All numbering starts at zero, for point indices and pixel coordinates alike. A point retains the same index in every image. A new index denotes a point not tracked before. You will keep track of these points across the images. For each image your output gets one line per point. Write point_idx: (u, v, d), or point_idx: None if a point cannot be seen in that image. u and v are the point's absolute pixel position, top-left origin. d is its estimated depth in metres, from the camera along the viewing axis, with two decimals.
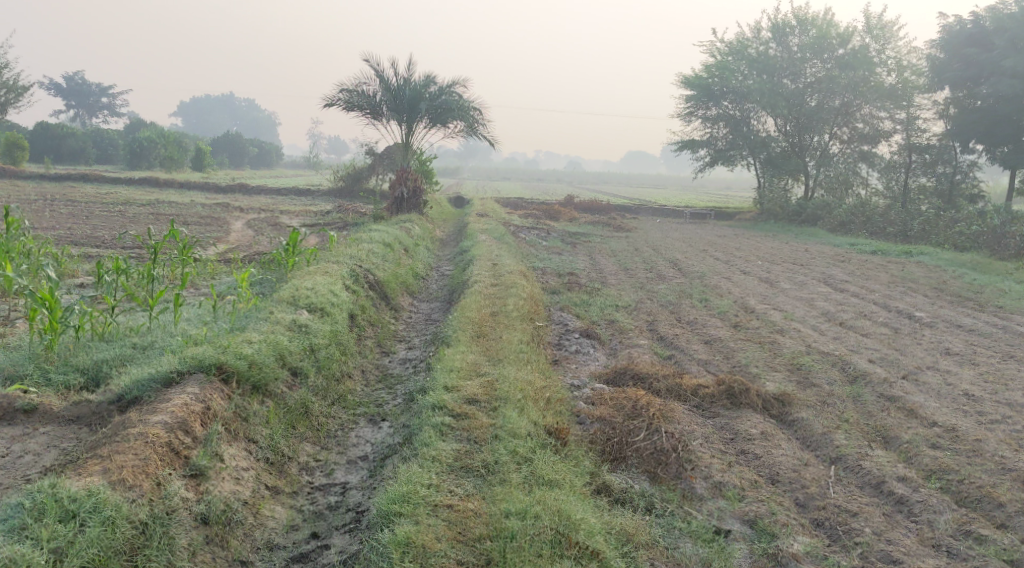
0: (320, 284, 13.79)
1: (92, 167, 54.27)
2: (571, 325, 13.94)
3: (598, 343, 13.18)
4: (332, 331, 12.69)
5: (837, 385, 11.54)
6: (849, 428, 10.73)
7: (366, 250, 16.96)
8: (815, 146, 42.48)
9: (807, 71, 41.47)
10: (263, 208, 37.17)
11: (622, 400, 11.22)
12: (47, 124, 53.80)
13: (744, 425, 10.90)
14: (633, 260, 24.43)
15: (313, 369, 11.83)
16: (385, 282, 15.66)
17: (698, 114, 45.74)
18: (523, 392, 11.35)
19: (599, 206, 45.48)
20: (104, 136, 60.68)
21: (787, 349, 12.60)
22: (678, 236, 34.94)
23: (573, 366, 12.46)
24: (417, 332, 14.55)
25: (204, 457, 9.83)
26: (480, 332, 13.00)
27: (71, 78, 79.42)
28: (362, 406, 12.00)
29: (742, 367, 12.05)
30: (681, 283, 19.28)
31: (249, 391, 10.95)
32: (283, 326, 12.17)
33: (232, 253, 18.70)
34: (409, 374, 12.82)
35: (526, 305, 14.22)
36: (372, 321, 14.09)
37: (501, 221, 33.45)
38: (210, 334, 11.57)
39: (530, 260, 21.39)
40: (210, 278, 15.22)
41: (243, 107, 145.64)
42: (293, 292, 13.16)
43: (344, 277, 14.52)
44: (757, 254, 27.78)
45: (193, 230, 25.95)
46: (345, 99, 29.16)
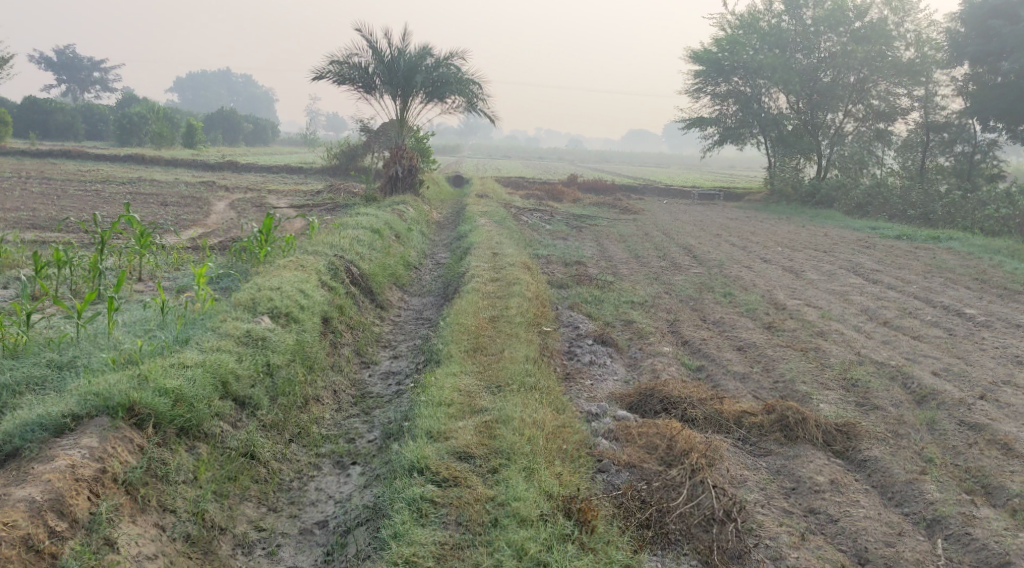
0: (289, 283, 12.13)
1: (78, 143, 52.28)
2: (582, 328, 12.24)
3: (614, 353, 11.51)
4: (296, 344, 11.10)
5: (912, 415, 9.96)
6: (937, 473, 9.19)
7: (352, 237, 15.27)
8: (829, 124, 40.59)
9: (821, 45, 39.51)
10: (252, 187, 35.37)
11: (655, 440, 9.65)
12: (36, 98, 51.78)
13: (807, 469, 9.35)
14: (643, 246, 22.71)
15: (266, 398, 10.28)
16: (372, 274, 14.00)
17: (707, 91, 43.76)
18: (532, 441, 9.60)
19: (603, 185, 43.66)
20: (94, 111, 58.68)
21: (836, 359, 11.01)
22: (687, 218, 33.19)
23: (584, 382, 10.85)
24: (402, 333, 12.96)
25: (81, 555, 8.23)
26: (478, 346, 11.32)
27: (61, 51, 77.20)
28: (328, 443, 10.41)
29: (788, 386, 10.48)
30: (700, 274, 17.59)
31: (174, 437, 9.33)
32: (231, 339, 10.53)
33: (204, 239, 16.95)
34: (390, 396, 11.21)
35: (529, 304, 12.55)
36: (351, 324, 12.46)
37: (502, 202, 31.67)
38: (143, 350, 9.97)
39: (533, 248, 19.68)
40: (174, 269, 13.63)
41: (240, 83, 143.26)
42: (253, 294, 11.51)
43: (321, 273, 12.87)
44: (775, 239, 26.06)
45: (172, 212, 24.22)
46: (335, 72, 27.29)
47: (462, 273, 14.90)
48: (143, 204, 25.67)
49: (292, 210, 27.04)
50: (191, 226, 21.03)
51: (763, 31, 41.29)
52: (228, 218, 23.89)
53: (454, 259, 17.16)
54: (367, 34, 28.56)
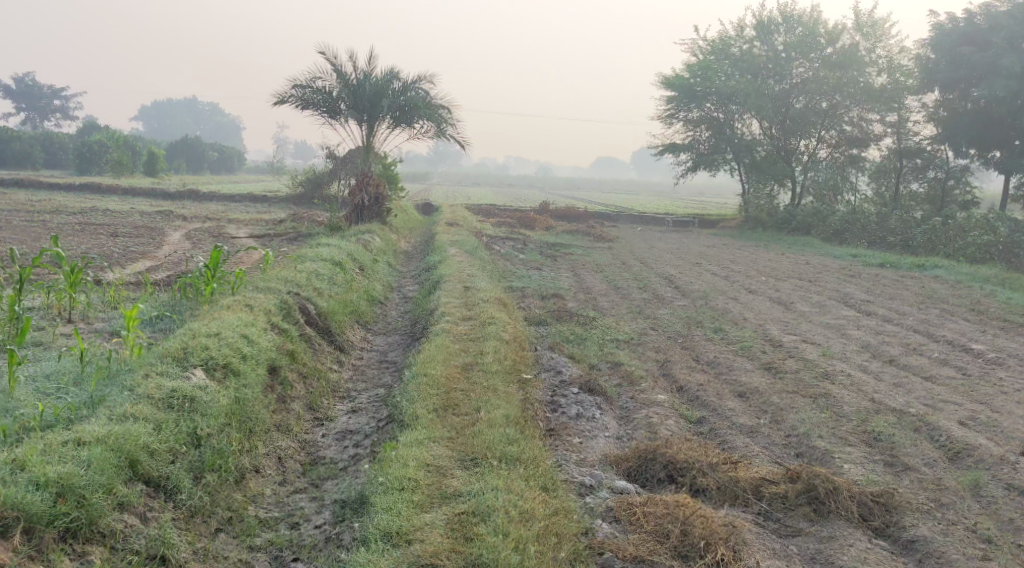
0: (231, 327, 10.94)
1: (34, 172, 50.60)
2: (566, 373, 11.10)
3: (604, 404, 10.40)
4: (231, 404, 9.90)
5: (956, 481, 8.92)
6: (1000, 557, 8.14)
7: (310, 271, 14.06)
8: (802, 150, 39.91)
9: (793, 72, 38.89)
10: (211, 216, 34.03)
11: (667, 525, 8.50)
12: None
13: (848, 554, 8.23)
14: (621, 277, 21.61)
15: (187, 478, 9.07)
16: (332, 311, 12.81)
17: (680, 116, 43.02)
18: (520, 548, 8.24)
19: (575, 213, 42.64)
20: (54, 140, 57.08)
21: (852, 409, 9.99)
22: (663, 247, 32.20)
23: (569, 443, 9.73)
24: (365, 382, 11.82)
25: None
26: (449, 404, 10.10)
27: (22, 80, 75.60)
28: (265, 530, 9.16)
29: (803, 443, 9.45)
30: (685, 308, 16.52)
31: (52, 544, 8.08)
32: (149, 403, 9.34)
33: (147, 275, 15.61)
34: (345, 463, 10.05)
35: (506, 349, 11.38)
36: (305, 373, 11.33)
37: (472, 231, 30.50)
38: (45, 417, 8.93)
39: (506, 280, 18.51)
40: (109, 308, 12.41)
41: (207, 111, 141.58)
42: (185, 341, 10.33)
43: (273, 315, 11.72)
44: (757, 268, 25.09)
45: (123, 244, 22.87)
46: (298, 96, 26.09)
47: (431, 309, 13.73)
48: (92, 236, 24.28)
49: (251, 241, 25.76)
50: (141, 258, 19.71)
51: (734, 57, 40.64)
52: (183, 250, 22.57)
53: (423, 293, 15.94)
54: (331, 58, 27.44)
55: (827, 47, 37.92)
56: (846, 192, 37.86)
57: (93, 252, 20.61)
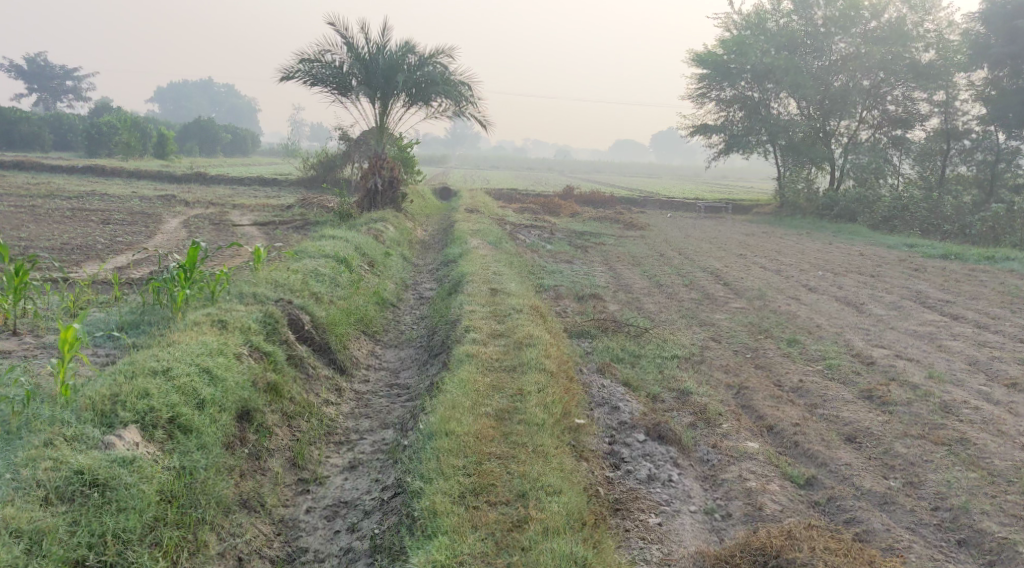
0: (188, 356, 9.35)
1: (38, 154, 48.50)
2: (628, 411, 9.74)
3: (680, 455, 9.14)
4: (163, 485, 8.28)
5: None
6: None
7: (306, 269, 12.14)
8: (841, 131, 37.30)
9: (832, 48, 36.07)
10: (215, 200, 31.98)
11: None
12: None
13: None
14: (660, 271, 19.44)
15: None
16: (333, 323, 11.08)
17: (711, 96, 40.33)
18: None
19: (601, 197, 40.38)
20: (63, 120, 55.06)
21: (1006, 464, 8.73)
22: (699, 235, 29.95)
23: (642, 523, 8.40)
24: (373, 419, 10.12)
25: None
26: (484, 484, 8.49)
27: (32, 60, 73.61)
28: None
29: (961, 519, 8.20)
30: (743, 312, 14.37)
31: None
32: (40, 494, 7.82)
33: (115, 274, 13.65)
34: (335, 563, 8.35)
35: (551, 387, 9.81)
36: (290, 412, 9.77)
37: (494, 217, 28.39)
38: None
39: (535, 277, 16.45)
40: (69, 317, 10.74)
41: (221, 92, 139.29)
42: (114, 384, 8.80)
43: (253, 334, 10.10)
44: (807, 259, 23.00)
45: (115, 233, 20.98)
46: (305, 71, 23.92)
47: (453, 313, 11.90)
48: (83, 224, 22.39)
49: (255, 229, 23.80)
50: (128, 249, 17.78)
51: (770, 32, 37.83)
52: (181, 240, 20.68)
53: (442, 294, 13.94)
54: (342, 29, 25.23)
55: (871, 20, 35.05)
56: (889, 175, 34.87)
57: (76, 243, 18.70)
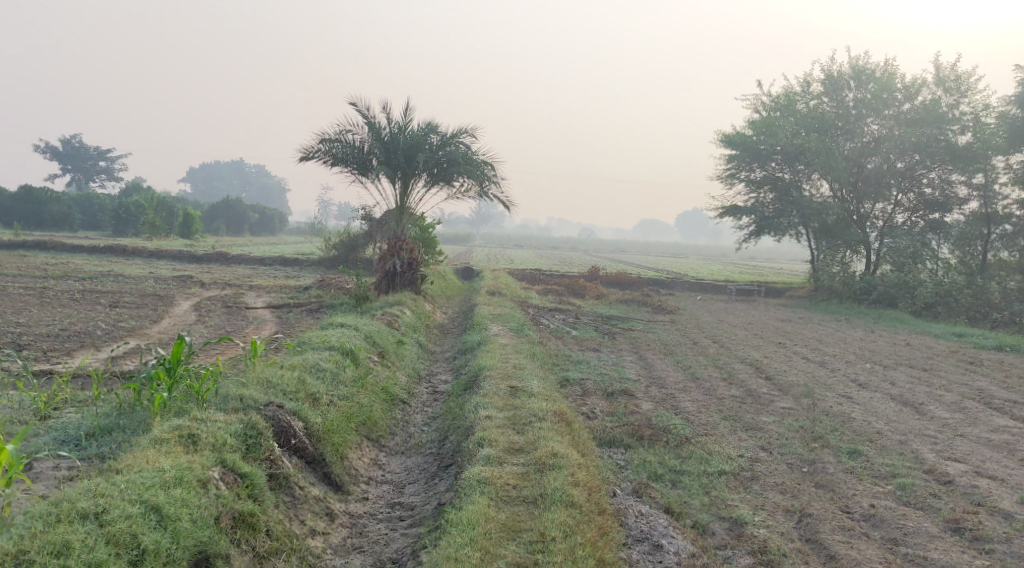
0: (138, 492, 8.78)
1: (66, 232, 48.24)
2: (675, 555, 8.96)
3: None
4: None
5: None
6: None
7: (305, 364, 11.48)
8: (876, 214, 35.81)
9: (864, 130, 35.27)
10: (232, 281, 31.10)
11: None
12: (31, 187, 47.68)
13: None
14: (694, 362, 18.04)
15: None
16: (328, 429, 10.55)
17: (740, 176, 38.68)
18: None
19: (628, 279, 39.17)
20: (94, 200, 55.05)
21: None
22: (733, 321, 28.61)
23: None
24: (366, 554, 9.47)
25: None
26: None
27: (68, 142, 74.48)
28: None
29: None
30: (792, 415, 12.90)
31: None
32: None
33: (98, 368, 12.58)
34: None
35: (580, 529, 9.02)
36: (262, 550, 9.12)
37: (516, 301, 27.28)
38: None
39: (559, 369, 15.14)
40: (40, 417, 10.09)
41: (252, 173, 140.65)
42: (16, 540, 8.22)
43: (227, 453, 9.50)
44: (852, 350, 21.60)
45: (121, 316, 19.98)
46: (325, 150, 23.16)
47: (468, 413, 11.22)
48: (89, 307, 21.42)
49: (266, 311, 22.69)
50: (128, 335, 16.71)
51: (800, 114, 36.68)
52: (189, 323, 19.65)
53: (455, 390, 12.74)
54: (364, 109, 24.54)
55: (904, 103, 34.32)
56: (930, 259, 32.79)
57: (75, 327, 17.73)
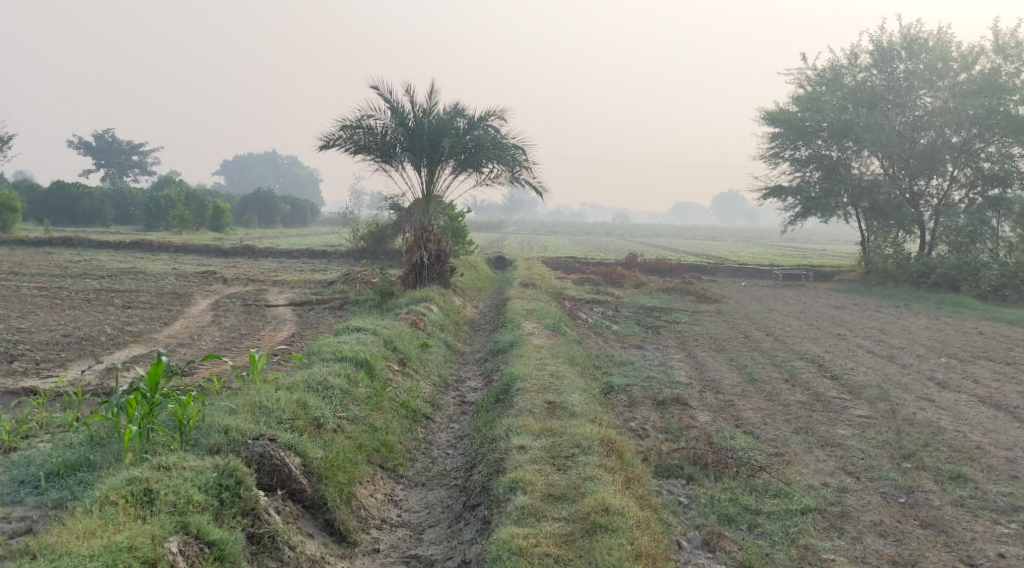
0: None
1: (98, 228, 47.28)
2: None
3: None
4: None
5: None
6: None
7: (311, 381, 10.98)
8: (931, 191, 33.14)
9: (917, 103, 33.00)
10: (256, 277, 29.87)
11: None
12: (62, 182, 46.54)
13: None
14: (750, 360, 16.37)
15: None
16: (332, 467, 9.81)
17: (785, 156, 36.64)
18: None
19: (668, 265, 37.43)
20: (126, 195, 54.18)
21: None
22: (784, 309, 26.90)
23: None
24: None
25: None
26: None
27: (102, 137, 74.12)
28: None
29: None
30: (873, 426, 11.26)
31: None
32: None
33: (74, 387, 11.39)
34: None
35: None
36: None
37: (551, 292, 25.79)
38: None
39: (600, 373, 13.70)
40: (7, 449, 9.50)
41: (285, 165, 140.00)
42: None
43: (191, 516, 8.67)
44: (921, 341, 19.91)
45: (133, 316, 18.61)
46: (346, 138, 21.69)
47: (498, 438, 10.57)
48: (103, 307, 20.11)
49: (288, 309, 21.28)
50: (134, 340, 15.35)
51: (846, 88, 34.47)
52: (206, 322, 18.28)
53: (485, 403, 11.81)
54: (385, 92, 23.04)
55: (959, 73, 32.08)
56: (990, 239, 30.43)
57: (84, 330, 16.54)
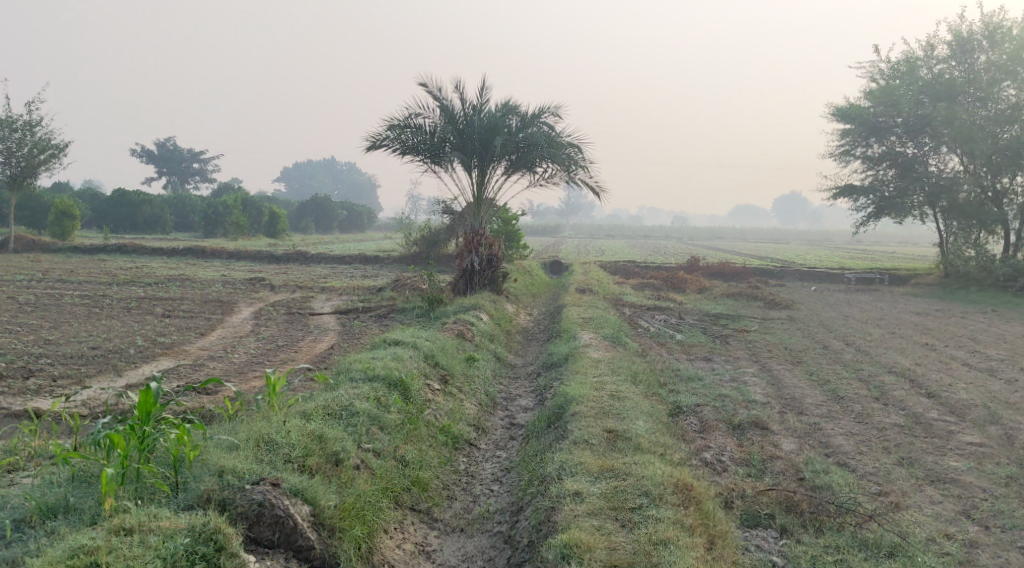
0: None
1: (156, 233, 47.00)
2: None
3: None
4: None
5: None
6: None
7: (329, 409, 10.43)
8: (1017, 189, 30.25)
9: (999, 96, 29.97)
10: (303, 283, 28.82)
11: None
12: (123, 189, 46.22)
13: None
14: (832, 374, 14.74)
15: None
16: (347, 516, 9.38)
17: (856, 153, 33.77)
18: None
19: (733, 268, 35.66)
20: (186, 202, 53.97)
21: None
22: (860, 316, 25.12)
23: None
24: None
25: None
26: None
27: (163, 145, 74.34)
28: None
29: None
30: (989, 457, 10.15)
31: None
32: None
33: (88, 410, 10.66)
34: None
35: None
36: None
37: (610, 299, 24.39)
38: None
39: (666, 391, 12.36)
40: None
41: (344, 171, 140.14)
42: None
43: None
44: (1019, 352, 18.15)
45: (168, 324, 17.45)
46: (393, 138, 20.54)
47: (549, 480, 9.80)
48: (140, 315, 19.02)
49: (333, 317, 20.17)
50: (164, 351, 14.17)
51: (922, 81, 31.38)
52: (245, 331, 17.10)
53: (536, 428, 11.14)
54: (434, 88, 21.80)
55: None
56: None
57: (115, 340, 15.52)
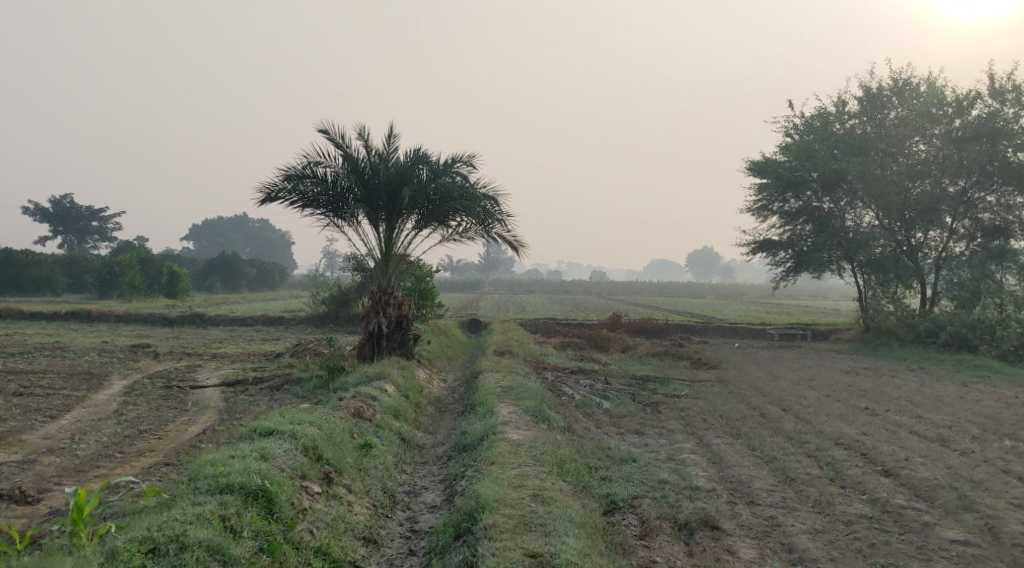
0: None
1: (42, 295, 43.53)
2: None
3: None
4: None
5: None
6: None
7: (153, 549, 9.12)
8: (930, 242, 29.45)
9: (910, 151, 29.34)
10: (191, 350, 26.19)
11: None
12: (8, 249, 42.77)
13: None
14: (777, 450, 13.13)
15: None
16: None
17: (773, 209, 32.69)
18: None
19: (655, 325, 34.30)
20: (80, 260, 50.50)
21: None
22: (790, 375, 23.74)
23: None
24: None
25: None
26: None
27: (58, 202, 70.21)
28: None
29: None
30: (982, 561, 9.57)
31: None
32: None
33: None
34: None
35: None
36: None
37: (530, 362, 22.63)
38: None
39: (597, 484, 10.86)
40: None
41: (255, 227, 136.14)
42: None
43: None
44: (963, 416, 16.89)
45: (16, 406, 15.00)
46: (288, 189, 18.36)
47: None
48: None
49: (215, 389, 17.88)
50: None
51: (835, 136, 30.48)
52: (107, 412, 14.69)
53: (442, 543, 9.92)
54: (336, 135, 19.94)
55: (955, 119, 28.41)
56: (995, 298, 26.92)
57: None
